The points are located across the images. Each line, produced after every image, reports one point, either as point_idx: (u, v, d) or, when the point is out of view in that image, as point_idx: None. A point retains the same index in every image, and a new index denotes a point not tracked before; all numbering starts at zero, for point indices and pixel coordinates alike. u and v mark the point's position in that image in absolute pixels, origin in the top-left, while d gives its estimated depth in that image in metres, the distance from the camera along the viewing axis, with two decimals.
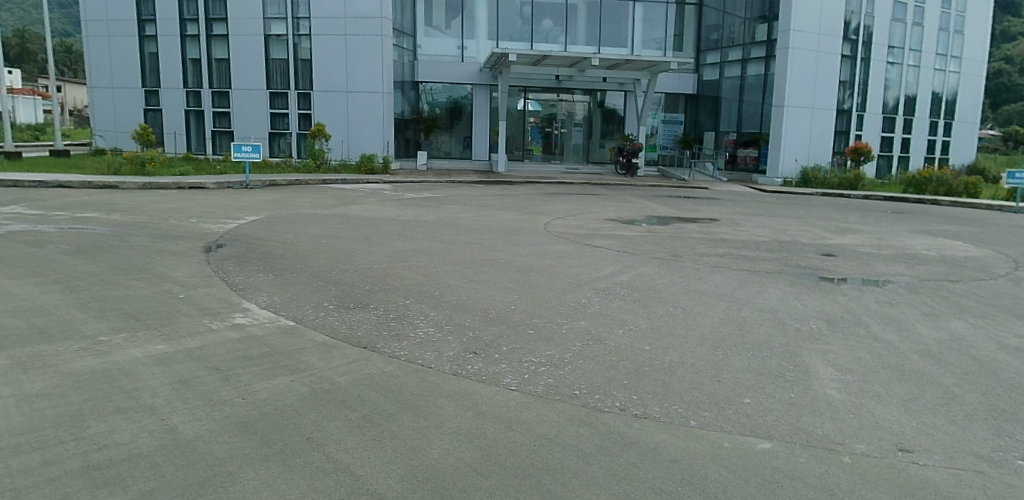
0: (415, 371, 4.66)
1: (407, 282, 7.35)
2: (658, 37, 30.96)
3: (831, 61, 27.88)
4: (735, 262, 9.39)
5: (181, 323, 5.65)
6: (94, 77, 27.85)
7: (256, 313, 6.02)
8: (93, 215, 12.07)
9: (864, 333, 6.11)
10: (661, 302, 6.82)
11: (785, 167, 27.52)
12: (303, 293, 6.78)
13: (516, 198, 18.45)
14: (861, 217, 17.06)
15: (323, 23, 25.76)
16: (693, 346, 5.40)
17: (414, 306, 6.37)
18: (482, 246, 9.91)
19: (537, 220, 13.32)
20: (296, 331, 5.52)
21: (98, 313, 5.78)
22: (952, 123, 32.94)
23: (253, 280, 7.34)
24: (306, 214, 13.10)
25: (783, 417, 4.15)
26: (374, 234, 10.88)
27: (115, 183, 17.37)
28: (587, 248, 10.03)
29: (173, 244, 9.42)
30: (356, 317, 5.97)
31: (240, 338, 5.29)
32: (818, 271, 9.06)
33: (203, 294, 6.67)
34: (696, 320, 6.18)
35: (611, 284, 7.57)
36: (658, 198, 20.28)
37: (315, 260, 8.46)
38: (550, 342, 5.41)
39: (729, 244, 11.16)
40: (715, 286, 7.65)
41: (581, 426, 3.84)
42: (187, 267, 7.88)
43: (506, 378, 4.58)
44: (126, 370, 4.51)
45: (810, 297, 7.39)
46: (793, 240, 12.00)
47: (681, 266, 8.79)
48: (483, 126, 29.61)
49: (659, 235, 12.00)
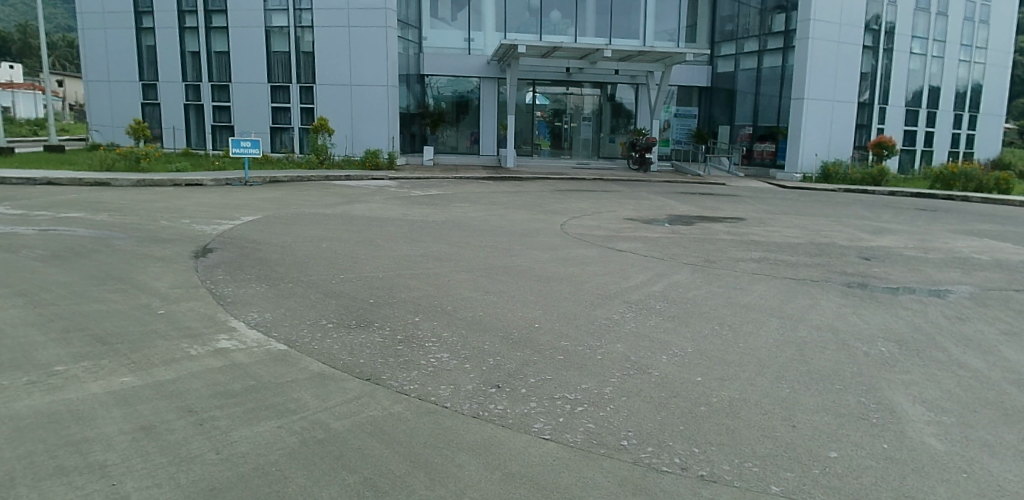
0: (428, 413, 3.87)
1: (415, 295, 6.57)
2: (670, 29, 30.01)
3: (851, 51, 26.99)
4: (775, 268, 8.58)
5: (155, 347, 4.87)
6: (91, 70, 27.16)
7: (243, 334, 5.24)
8: (78, 216, 11.32)
9: (944, 358, 5.28)
10: (702, 319, 6.02)
11: (805, 162, 26.77)
12: (298, 308, 6.00)
13: (528, 196, 17.64)
14: (894, 216, 16.18)
15: (326, 14, 24.96)
16: (753, 377, 4.59)
17: (425, 326, 5.57)
18: (496, 250, 9.12)
19: (553, 221, 12.51)
20: (290, 358, 4.74)
21: (59, 336, 5.00)
22: (976, 116, 31.84)
23: (244, 292, 6.56)
24: (307, 214, 12.34)
25: (883, 479, 3.33)
26: (379, 236, 10.11)
27: (108, 180, 16.64)
28: (610, 252, 9.21)
29: (160, 249, 8.66)
30: (359, 340, 5.17)
31: (223, 367, 4.53)
32: (869, 280, 8.23)
33: (185, 309, 5.90)
34: (749, 343, 5.37)
35: (645, 295, 6.77)
36: (675, 195, 19.43)
37: (314, 268, 7.69)
38: (585, 371, 4.60)
39: (764, 247, 10.34)
40: (761, 299, 6.82)
41: (638, 496, 3.04)
42: (171, 276, 7.11)
43: (537, 422, 3.79)
44: (80, 413, 3.73)
45: (870, 313, 6.56)
46: (831, 242, 11.15)
47: (718, 274, 7.98)
48: (491, 119, 28.73)
49: (685, 236, 11.17)
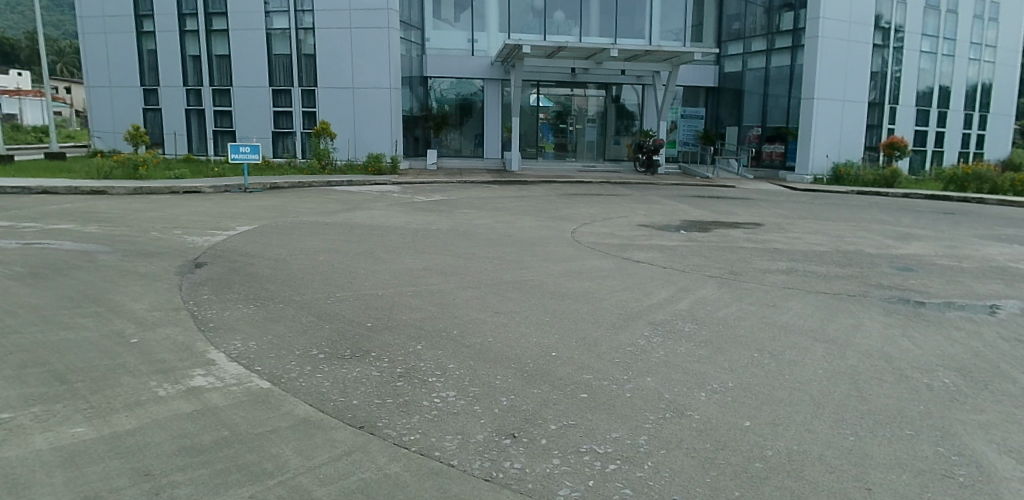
0: (431, 476, 3.24)
1: (417, 317, 5.94)
2: (675, 28, 29.07)
3: (862, 50, 26.35)
4: (807, 281, 7.95)
5: (118, 387, 4.25)
6: (90, 75, 26.64)
7: (222, 369, 4.62)
8: (66, 227, 10.74)
9: (1019, 392, 4.64)
10: (738, 344, 5.39)
11: (816, 163, 26.10)
12: (289, 335, 5.39)
13: (535, 201, 17.03)
14: (915, 220, 15.52)
15: (325, 16, 24.40)
16: (808, 425, 3.95)
17: (429, 356, 4.93)
18: (505, 262, 8.51)
19: (563, 228, 11.90)
20: (272, 399, 4.12)
21: (11, 374, 4.38)
22: (987, 115, 31.06)
23: (227, 315, 5.93)
24: (305, 223, 11.75)
25: None
26: (380, 247, 9.50)
27: (103, 188, 16.09)
28: (627, 263, 8.57)
29: (146, 264, 8.08)
30: (353, 375, 4.54)
31: (195, 412, 3.92)
32: (910, 294, 7.60)
33: (160, 337, 5.28)
34: (795, 377, 4.75)
35: (670, 315, 6.15)
36: (686, 199, 18.77)
37: (307, 285, 7.09)
38: (614, 415, 3.98)
39: (789, 256, 9.72)
40: (798, 319, 6.19)
41: None
42: (152, 297, 6.51)
43: (563, 487, 3.16)
44: (14, 479, 3.12)
45: (920, 336, 5.93)
46: (857, 250, 10.53)
47: (747, 288, 7.34)
48: (494, 122, 28.15)
49: (704, 244, 10.53)
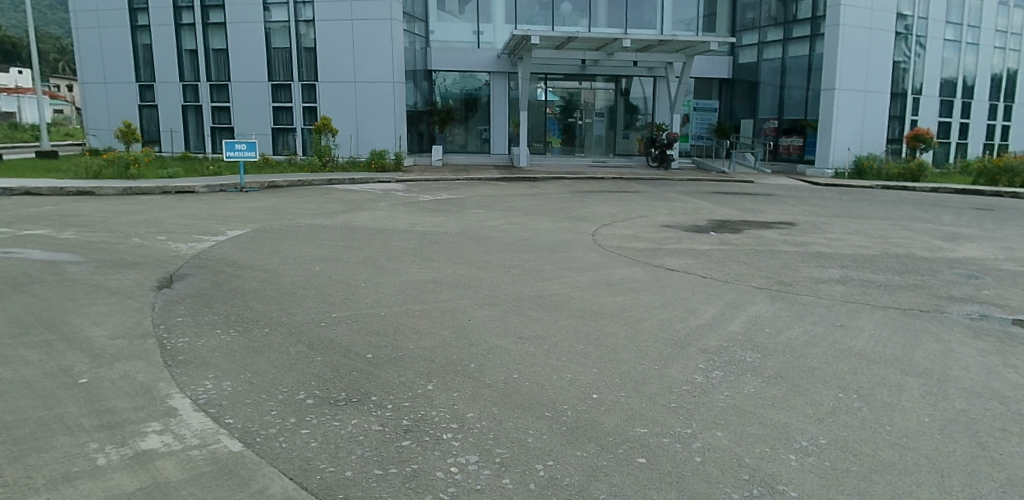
0: None
1: (428, 345, 5.01)
2: (689, 18, 27.96)
3: (885, 38, 25.26)
4: (869, 293, 6.99)
5: (47, 452, 3.33)
6: (84, 71, 25.77)
7: (186, 422, 3.69)
8: (41, 233, 9.83)
9: None
10: (816, 381, 4.42)
11: (837, 157, 25.01)
12: (272, 372, 4.46)
13: (548, 199, 16.08)
14: (957, 217, 14.45)
15: (326, 8, 23.43)
16: None
17: (442, 401, 4.01)
18: (524, 272, 7.57)
19: (582, 230, 10.95)
20: (241, 471, 3.19)
21: None
22: (1012, 106, 29.76)
23: (201, 344, 5.00)
24: (302, 226, 10.85)
25: None
26: (383, 254, 8.57)
27: (90, 189, 15.20)
28: (661, 272, 7.64)
29: (119, 277, 7.16)
30: (348, 430, 3.62)
31: (140, 492, 2.99)
32: (990, 308, 6.62)
33: (116, 375, 4.37)
34: (902, 431, 3.76)
35: (727, 341, 5.18)
36: (705, 196, 17.78)
37: (300, 303, 6.18)
38: (685, 491, 3.04)
39: (837, 261, 8.75)
40: (877, 345, 5.24)
41: None
42: (116, 320, 5.58)
43: None
44: None
45: None
46: (909, 254, 9.53)
47: (805, 303, 6.40)
48: (501, 117, 27.16)
49: (740, 248, 9.57)
